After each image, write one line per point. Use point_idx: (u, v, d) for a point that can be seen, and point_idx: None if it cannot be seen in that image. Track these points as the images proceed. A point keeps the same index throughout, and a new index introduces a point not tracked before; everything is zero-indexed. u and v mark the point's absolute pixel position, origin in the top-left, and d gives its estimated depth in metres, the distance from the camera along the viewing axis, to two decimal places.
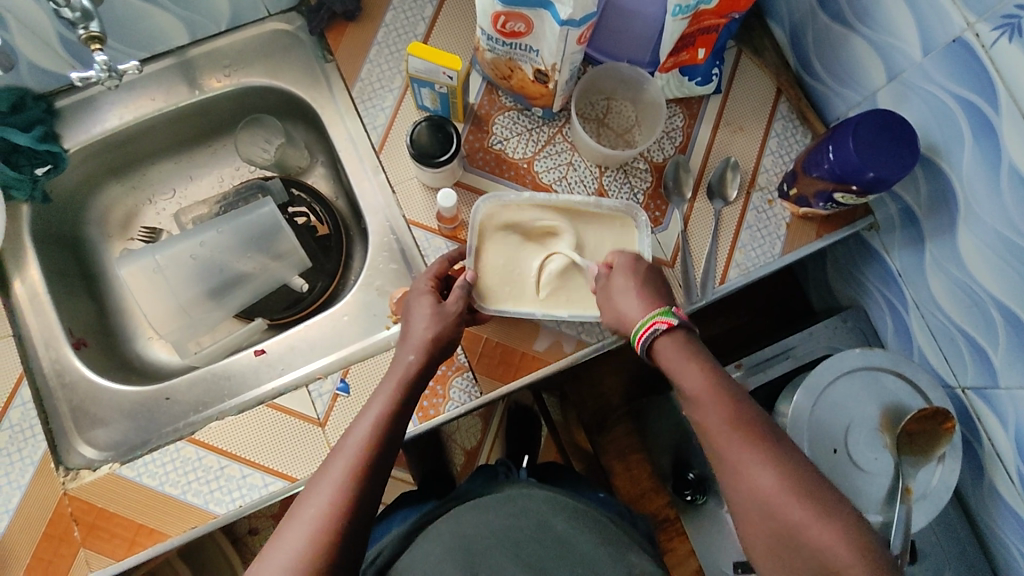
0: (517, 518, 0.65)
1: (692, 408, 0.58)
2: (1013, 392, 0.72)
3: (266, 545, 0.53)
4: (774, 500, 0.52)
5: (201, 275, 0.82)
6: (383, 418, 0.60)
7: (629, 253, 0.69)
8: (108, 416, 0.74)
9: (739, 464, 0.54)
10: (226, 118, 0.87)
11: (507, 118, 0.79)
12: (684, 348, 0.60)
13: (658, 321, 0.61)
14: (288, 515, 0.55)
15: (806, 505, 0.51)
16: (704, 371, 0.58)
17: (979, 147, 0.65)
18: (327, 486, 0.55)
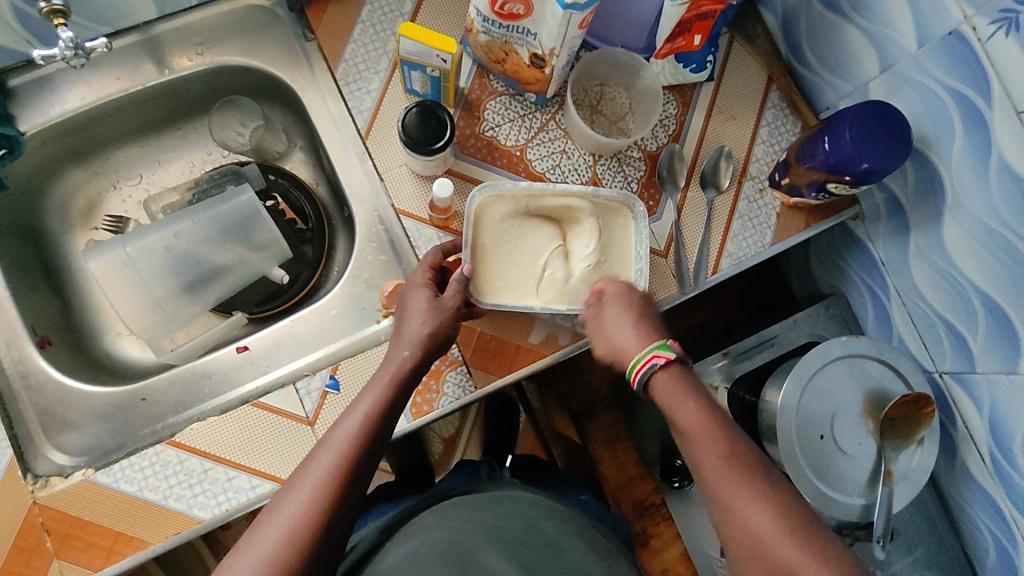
0: (507, 519, 0.64)
1: (691, 444, 0.57)
2: (991, 377, 0.74)
3: (242, 539, 0.52)
4: (757, 524, 0.52)
5: (176, 267, 0.77)
6: (372, 415, 0.58)
7: (622, 281, 0.68)
8: (79, 419, 0.70)
9: (731, 495, 0.54)
10: (197, 99, 0.82)
11: (499, 103, 0.77)
12: (678, 383, 0.60)
13: (656, 356, 0.60)
14: (267, 509, 0.53)
15: (795, 543, 0.50)
16: (699, 406, 0.58)
17: (970, 140, 0.66)
18: (309, 481, 0.53)
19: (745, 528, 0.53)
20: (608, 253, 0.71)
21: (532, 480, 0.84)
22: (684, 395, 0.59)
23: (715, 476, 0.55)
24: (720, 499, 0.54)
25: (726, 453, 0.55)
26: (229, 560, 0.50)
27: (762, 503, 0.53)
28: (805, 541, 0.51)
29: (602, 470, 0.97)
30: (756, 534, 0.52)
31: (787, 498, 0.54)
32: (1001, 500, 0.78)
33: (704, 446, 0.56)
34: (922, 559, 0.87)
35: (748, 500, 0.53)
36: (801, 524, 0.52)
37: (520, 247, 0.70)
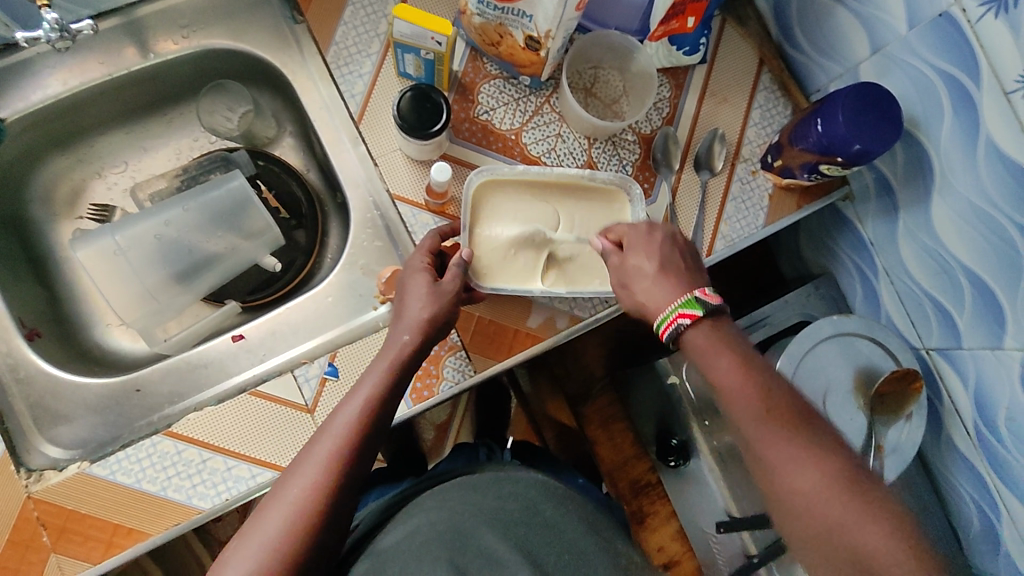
0: (504, 500, 0.64)
1: (732, 400, 0.58)
2: (976, 352, 0.76)
3: (247, 523, 0.53)
4: (806, 487, 0.53)
5: (167, 256, 0.76)
6: (372, 400, 0.58)
7: (641, 226, 0.67)
8: (72, 411, 0.69)
9: (780, 455, 0.54)
10: (183, 83, 0.80)
11: (493, 87, 0.76)
12: (720, 343, 0.59)
13: (682, 314, 0.60)
14: (270, 494, 0.54)
15: (846, 501, 0.51)
16: (737, 361, 0.58)
17: (958, 121, 0.67)
18: (311, 466, 0.54)
19: (793, 488, 0.53)
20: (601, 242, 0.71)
21: (527, 460, 0.85)
22: (727, 355, 0.59)
23: (760, 435, 0.56)
24: (769, 455, 0.55)
25: (768, 411, 0.56)
26: (235, 543, 0.52)
27: (813, 461, 0.53)
28: (858, 497, 0.52)
29: (598, 450, 1.00)
30: (806, 493, 0.52)
31: (834, 454, 0.54)
32: (986, 473, 0.80)
33: (747, 403, 0.57)
34: None
35: (797, 458, 0.54)
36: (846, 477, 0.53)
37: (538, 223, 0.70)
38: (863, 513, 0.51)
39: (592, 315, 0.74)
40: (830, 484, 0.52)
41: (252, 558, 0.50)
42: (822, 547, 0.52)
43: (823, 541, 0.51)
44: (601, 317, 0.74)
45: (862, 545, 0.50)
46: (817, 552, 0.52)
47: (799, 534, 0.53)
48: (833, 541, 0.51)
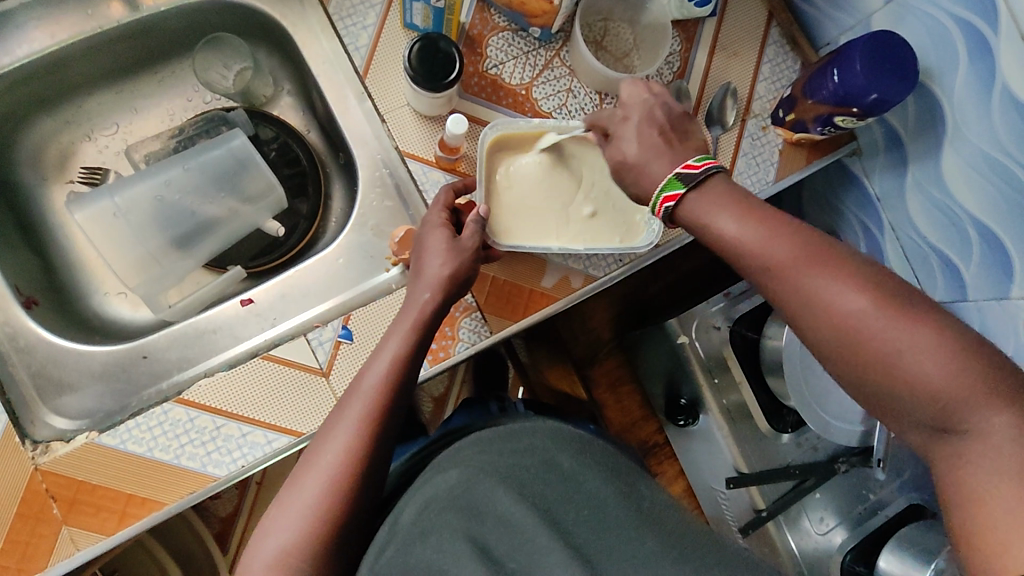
0: (518, 455, 0.57)
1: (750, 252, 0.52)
2: (981, 305, 0.77)
3: (284, 490, 0.53)
4: (851, 315, 0.48)
5: (167, 220, 0.73)
6: (398, 360, 0.57)
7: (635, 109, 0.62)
8: (77, 380, 0.67)
9: (815, 291, 0.49)
10: (176, 39, 0.76)
11: (502, 39, 0.74)
12: (716, 196, 0.54)
13: (667, 199, 0.56)
14: (303, 460, 0.54)
15: (896, 321, 0.46)
16: (745, 211, 0.53)
17: (974, 68, 0.67)
18: (344, 430, 0.53)
19: (835, 321, 0.48)
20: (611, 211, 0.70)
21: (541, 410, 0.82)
22: (730, 208, 0.54)
23: (789, 274, 0.50)
24: (802, 295, 0.50)
25: (792, 250, 0.50)
26: (273, 511, 0.52)
27: (847, 287, 0.48)
28: (903, 312, 0.47)
29: (607, 413, 0.98)
30: (850, 321, 0.48)
31: (873, 275, 0.49)
32: None
33: (770, 248, 0.51)
34: (909, 481, 0.90)
35: (834, 287, 0.48)
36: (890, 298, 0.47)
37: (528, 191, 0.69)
38: (916, 331, 0.46)
39: (607, 273, 0.73)
40: (875, 307, 0.47)
41: (293, 527, 0.50)
42: (879, 380, 0.47)
43: (880, 369, 0.47)
44: (616, 276, 0.73)
45: (919, 365, 0.45)
46: (877, 384, 0.47)
47: (853, 371, 0.48)
48: (893, 367, 0.46)
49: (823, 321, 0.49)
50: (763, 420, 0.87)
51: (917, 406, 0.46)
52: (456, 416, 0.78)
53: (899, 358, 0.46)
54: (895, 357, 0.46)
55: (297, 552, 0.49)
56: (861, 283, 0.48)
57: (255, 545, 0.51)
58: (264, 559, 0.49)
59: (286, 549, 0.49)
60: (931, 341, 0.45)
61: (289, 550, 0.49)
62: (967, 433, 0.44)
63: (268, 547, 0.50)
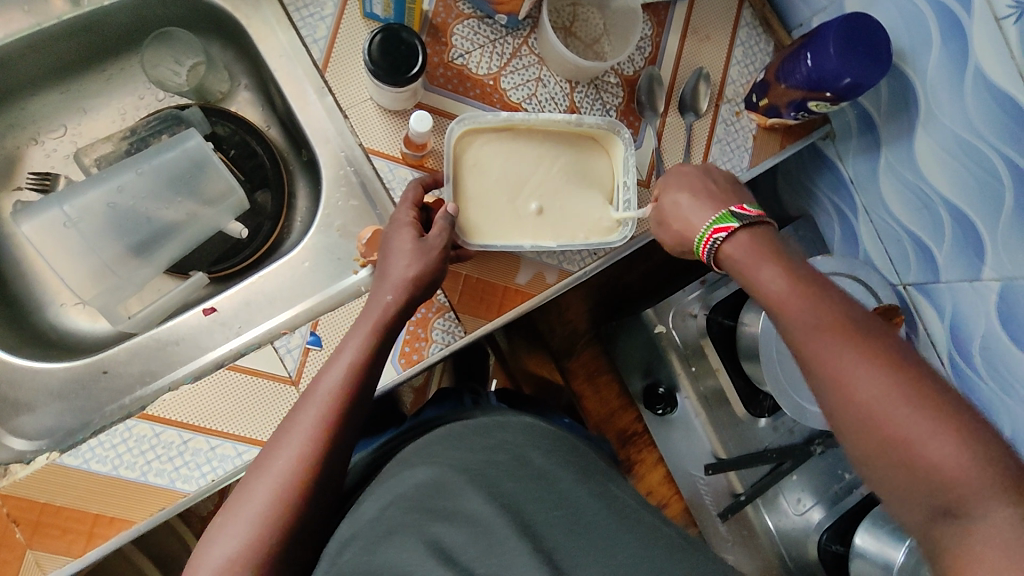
0: (492, 451, 0.57)
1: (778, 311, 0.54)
2: (953, 285, 0.77)
3: (231, 498, 0.50)
4: (863, 390, 0.47)
5: (122, 226, 0.70)
6: (358, 365, 0.55)
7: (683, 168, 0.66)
8: (35, 399, 0.64)
9: (831, 359, 0.49)
10: (123, 35, 0.72)
11: (467, 27, 0.71)
12: (752, 251, 0.57)
13: (717, 231, 0.59)
14: (253, 467, 0.51)
15: (908, 402, 0.45)
16: (780, 272, 0.55)
17: (947, 49, 0.67)
18: (298, 436, 0.51)
19: (847, 392, 0.48)
20: (582, 198, 0.69)
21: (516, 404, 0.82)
22: (770, 270, 0.55)
23: (811, 340, 0.51)
24: (823, 367, 0.50)
25: (821, 316, 0.51)
26: (219, 520, 0.49)
27: (871, 365, 0.48)
28: (925, 399, 0.45)
29: (584, 404, 0.96)
30: (861, 397, 0.47)
31: (898, 354, 0.48)
32: None
33: (797, 312, 0.53)
34: None
35: (853, 361, 0.48)
36: (909, 380, 0.46)
37: (507, 176, 0.67)
38: (928, 418, 0.44)
39: (582, 269, 0.72)
40: (889, 384, 0.46)
41: (240, 535, 0.48)
42: (892, 465, 0.45)
43: (888, 450, 0.46)
44: (591, 270, 0.72)
45: (925, 449, 0.44)
46: (885, 466, 0.46)
47: (861, 454, 0.47)
48: (902, 451, 0.45)
49: (833, 390, 0.49)
50: (739, 405, 0.88)
51: (925, 497, 0.44)
52: (427, 410, 0.76)
53: (908, 442, 0.45)
54: (903, 444, 0.45)
55: (243, 561, 0.47)
56: (885, 363, 0.47)
57: (198, 555, 0.48)
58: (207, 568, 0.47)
59: (230, 559, 0.47)
60: (942, 431, 0.43)
61: (235, 559, 0.47)
62: (973, 525, 0.42)
63: (211, 558, 0.47)
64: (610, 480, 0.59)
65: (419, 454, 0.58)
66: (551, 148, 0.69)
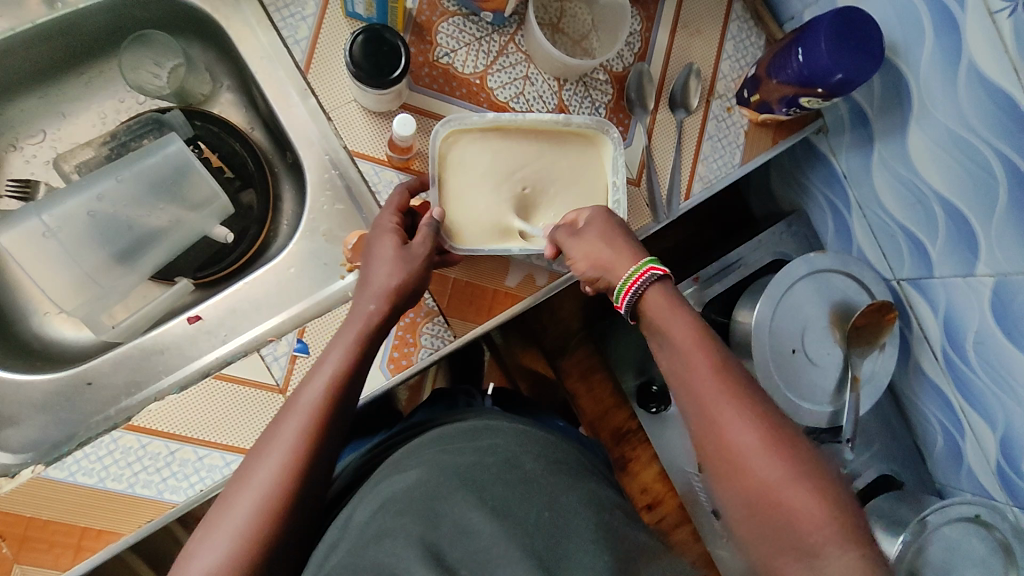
0: (482, 454, 0.56)
1: (677, 356, 0.52)
2: (948, 281, 0.76)
3: (210, 512, 0.49)
4: (744, 445, 0.47)
5: (104, 234, 0.69)
6: (341, 374, 0.54)
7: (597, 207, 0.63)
8: (20, 413, 0.64)
9: (718, 412, 0.48)
10: (100, 37, 0.71)
11: (452, 25, 0.70)
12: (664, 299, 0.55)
13: (651, 269, 0.56)
14: (233, 479, 0.50)
15: (781, 461, 0.46)
16: (690, 320, 0.53)
17: (940, 44, 0.66)
18: (280, 447, 0.50)
19: (727, 446, 0.47)
20: (571, 195, 0.68)
21: (509, 407, 0.81)
22: (677, 318, 0.53)
23: (702, 390, 0.50)
24: (705, 416, 0.49)
25: (715, 367, 0.50)
26: (199, 536, 0.47)
27: (747, 421, 0.48)
28: (790, 458, 0.46)
29: (579, 404, 0.98)
30: (740, 452, 0.47)
31: (769, 410, 0.49)
32: (952, 397, 0.83)
33: (693, 360, 0.51)
34: (880, 454, 0.92)
35: (734, 415, 0.48)
36: (784, 437, 0.47)
37: (495, 174, 0.66)
38: (798, 477, 0.45)
39: (573, 270, 0.71)
40: (767, 441, 0.46)
41: (218, 551, 0.46)
42: (760, 520, 0.46)
43: (758, 506, 0.46)
44: (583, 271, 0.71)
45: (792, 509, 0.45)
46: (755, 522, 0.46)
47: (734, 506, 0.47)
48: (774, 508, 0.45)
49: (714, 443, 0.48)
50: None
51: (787, 554, 0.44)
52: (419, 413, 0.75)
53: (780, 500, 0.45)
54: (774, 500, 0.45)
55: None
56: (760, 420, 0.48)
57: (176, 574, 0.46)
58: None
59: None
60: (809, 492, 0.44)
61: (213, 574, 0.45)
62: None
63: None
64: (603, 485, 0.59)
65: (408, 462, 0.57)
66: (540, 146, 0.68)
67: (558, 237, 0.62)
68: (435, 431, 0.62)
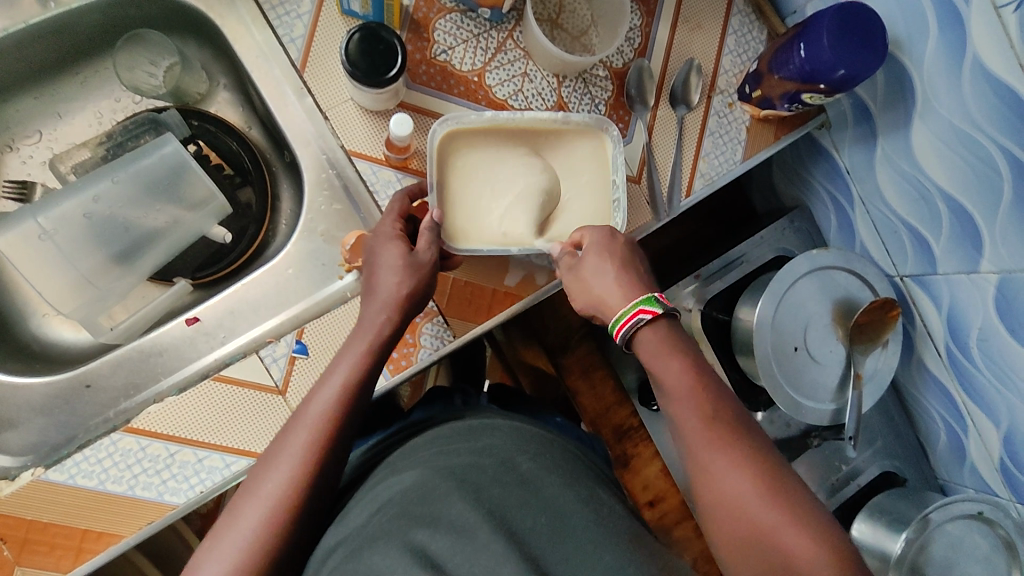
0: (479, 455, 0.55)
1: (670, 402, 0.56)
2: (952, 278, 0.76)
3: (216, 523, 0.49)
4: (736, 489, 0.50)
5: (102, 235, 0.69)
6: (348, 385, 0.54)
7: (603, 229, 0.63)
8: (19, 415, 0.64)
9: (709, 458, 0.52)
10: (95, 36, 0.70)
11: (449, 22, 0.69)
12: (659, 342, 0.57)
13: (643, 310, 0.57)
14: (240, 491, 0.50)
15: (771, 504, 0.49)
16: (685, 364, 0.56)
17: (944, 38, 0.65)
18: (286, 460, 0.50)
19: (720, 489, 0.51)
20: (575, 193, 0.68)
21: (509, 405, 0.81)
22: (670, 364, 0.55)
23: (694, 437, 0.53)
24: (697, 464, 0.52)
25: (707, 413, 0.53)
26: (205, 547, 0.48)
27: (736, 466, 0.51)
28: (779, 500, 0.49)
29: (580, 401, 0.95)
30: (732, 496, 0.50)
31: (761, 453, 0.52)
32: (955, 392, 0.82)
33: (684, 408, 0.54)
34: (882, 450, 0.92)
35: (726, 461, 0.51)
36: (773, 479, 0.50)
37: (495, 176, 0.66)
38: (787, 521, 0.48)
39: None
40: (757, 486, 0.50)
41: (225, 561, 0.46)
42: (755, 559, 0.49)
43: (750, 547, 0.49)
44: None
45: (783, 549, 0.47)
46: (749, 561, 0.49)
47: (729, 545, 0.50)
48: (766, 549, 0.48)
49: (708, 486, 0.52)
50: None
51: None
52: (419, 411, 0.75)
53: (772, 542, 0.48)
54: (765, 541, 0.48)
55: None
56: (750, 466, 0.51)
57: None
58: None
59: None
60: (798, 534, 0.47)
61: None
62: None
63: None
64: (603, 486, 0.58)
65: (406, 462, 0.58)
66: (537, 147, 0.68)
67: (562, 266, 0.63)
68: (435, 429, 0.63)
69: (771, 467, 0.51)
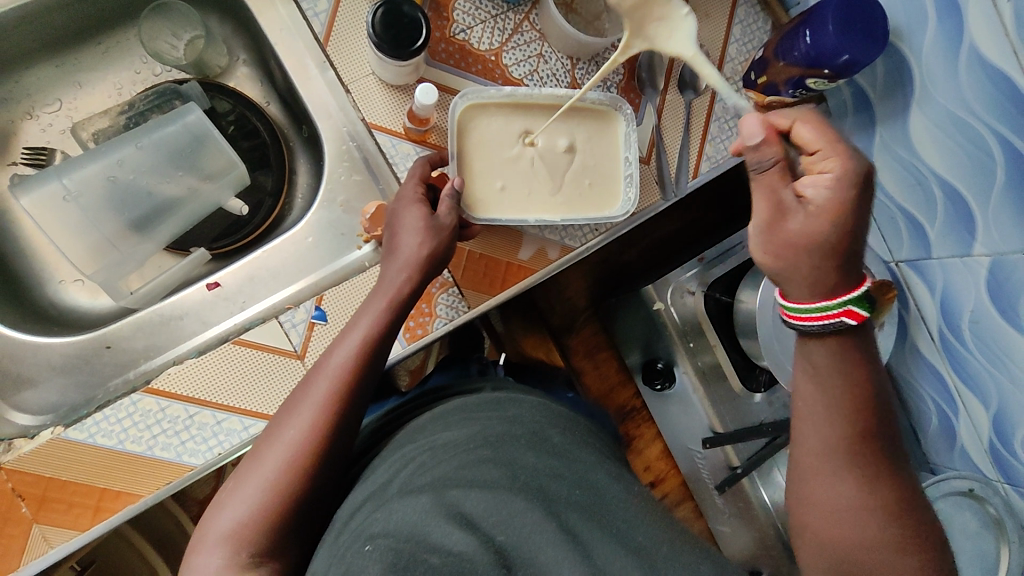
0: (511, 425, 0.56)
1: (802, 400, 0.51)
2: (946, 262, 0.78)
3: (241, 465, 0.50)
4: (846, 506, 0.48)
5: (122, 201, 0.69)
6: (369, 340, 0.55)
7: (840, 178, 0.48)
8: (36, 374, 0.66)
9: (827, 467, 0.49)
10: (118, 7, 0.72)
11: (468, 2, 0.71)
12: (822, 350, 0.50)
13: (845, 315, 0.48)
14: (264, 438, 0.52)
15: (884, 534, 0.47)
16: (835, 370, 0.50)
17: (943, 29, 0.69)
18: (309, 407, 0.52)
19: (826, 499, 0.49)
20: (594, 158, 0.70)
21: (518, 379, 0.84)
22: (834, 370, 0.50)
23: (816, 441, 0.50)
24: (810, 468, 0.50)
25: (841, 427, 0.49)
26: (231, 486, 0.49)
27: (857, 486, 0.48)
28: (894, 533, 0.47)
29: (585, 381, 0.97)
30: (842, 509, 0.48)
31: (891, 482, 0.49)
32: (949, 378, 0.83)
33: (815, 413, 0.50)
34: None
35: (845, 478, 0.48)
36: (896, 512, 0.47)
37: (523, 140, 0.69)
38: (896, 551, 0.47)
39: (584, 244, 0.73)
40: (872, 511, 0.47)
41: (250, 501, 0.48)
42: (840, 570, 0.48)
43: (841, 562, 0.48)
44: (592, 246, 0.73)
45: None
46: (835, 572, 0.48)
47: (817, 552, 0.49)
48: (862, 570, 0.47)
49: (812, 490, 0.50)
50: (736, 380, 0.90)
51: None
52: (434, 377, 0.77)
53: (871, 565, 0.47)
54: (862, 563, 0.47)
55: (252, 527, 0.47)
56: (869, 490, 0.48)
57: (208, 519, 0.48)
58: (216, 534, 0.47)
59: (237, 526, 0.47)
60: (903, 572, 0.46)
61: (245, 523, 0.47)
62: None
63: (222, 520, 0.47)
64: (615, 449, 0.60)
65: (435, 426, 0.58)
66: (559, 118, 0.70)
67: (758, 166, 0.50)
68: (456, 399, 0.63)
69: (898, 499, 0.48)
